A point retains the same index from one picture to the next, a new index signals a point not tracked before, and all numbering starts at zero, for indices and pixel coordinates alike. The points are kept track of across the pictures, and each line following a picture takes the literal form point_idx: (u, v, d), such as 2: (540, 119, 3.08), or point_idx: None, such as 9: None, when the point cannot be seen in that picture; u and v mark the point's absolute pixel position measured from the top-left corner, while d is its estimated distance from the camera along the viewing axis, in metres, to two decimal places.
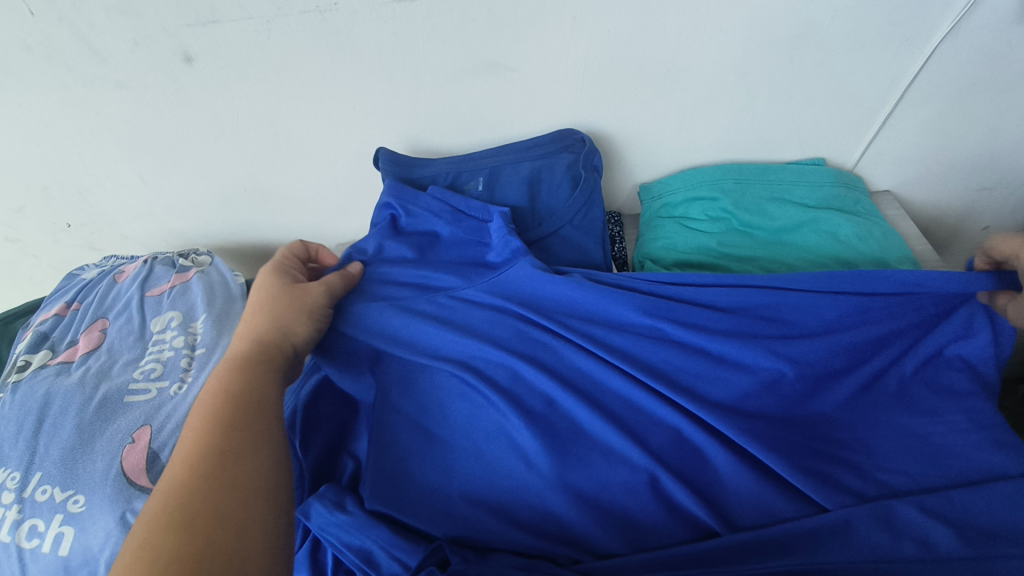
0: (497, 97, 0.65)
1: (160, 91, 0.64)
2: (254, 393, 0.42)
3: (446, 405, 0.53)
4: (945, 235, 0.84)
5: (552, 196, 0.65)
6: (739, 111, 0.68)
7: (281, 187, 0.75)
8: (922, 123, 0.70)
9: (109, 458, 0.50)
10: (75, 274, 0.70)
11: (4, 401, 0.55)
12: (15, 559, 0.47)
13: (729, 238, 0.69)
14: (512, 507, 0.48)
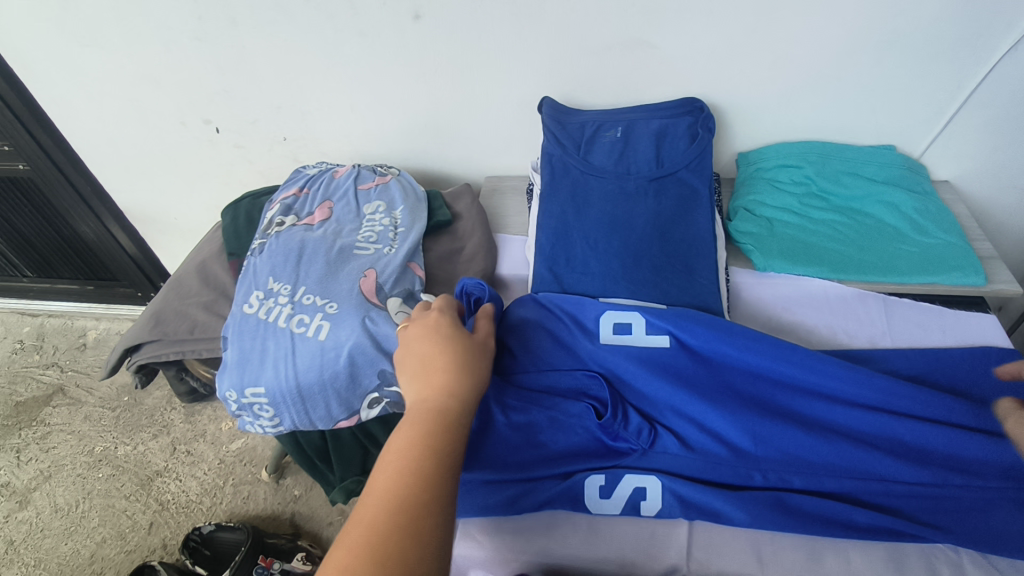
0: (639, 67, 0.84)
1: (387, 39, 0.85)
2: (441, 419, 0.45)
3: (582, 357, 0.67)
4: (994, 228, 0.98)
5: (674, 146, 0.82)
6: (831, 98, 0.85)
7: (453, 125, 0.95)
8: (984, 123, 0.85)
9: (351, 282, 0.72)
10: (299, 171, 0.92)
11: (271, 243, 0.77)
12: (288, 337, 0.68)
13: (809, 199, 0.86)
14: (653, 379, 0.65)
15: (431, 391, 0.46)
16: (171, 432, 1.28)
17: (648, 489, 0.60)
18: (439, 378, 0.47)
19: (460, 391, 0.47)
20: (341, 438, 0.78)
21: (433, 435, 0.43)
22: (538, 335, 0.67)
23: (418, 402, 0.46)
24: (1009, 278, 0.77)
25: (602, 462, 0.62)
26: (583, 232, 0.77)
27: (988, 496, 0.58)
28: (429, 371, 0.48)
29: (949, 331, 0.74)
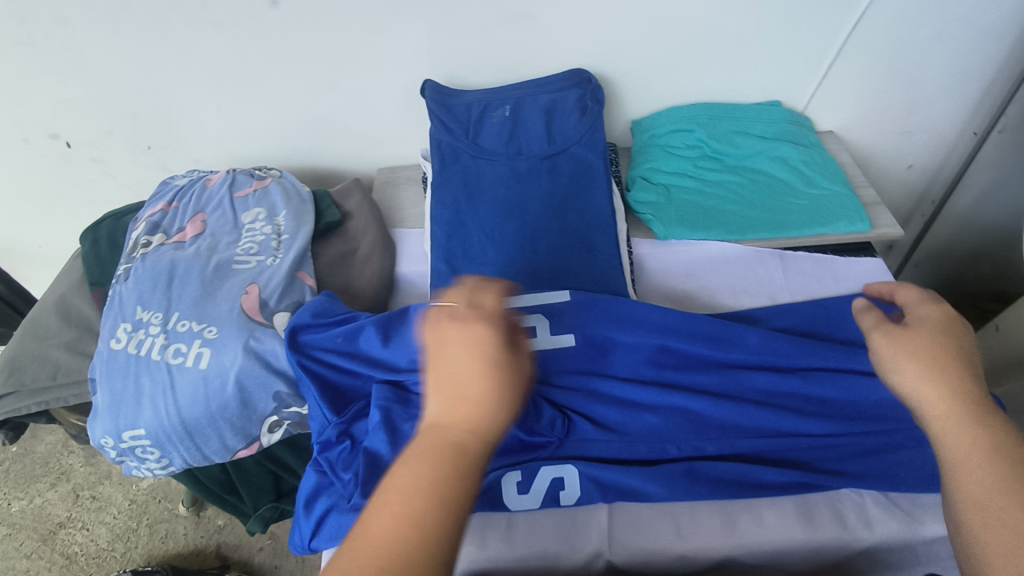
0: (521, 41, 0.81)
1: (246, 29, 0.77)
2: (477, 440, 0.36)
3: None
4: (878, 172, 1.02)
5: (565, 120, 0.80)
6: (714, 59, 0.85)
7: (335, 118, 0.89)
8: (858, 72, 0.87)
9: (231, 301, 0.66)
10: (167, 182, 0.83)
11: (136, 267, 0.69)
12: (165, 371, 0.62)
13: (703, 162, 0.86)
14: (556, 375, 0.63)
15: (489, 415, 0.37)
16: (72, 479, 1.17)
17: (566, 478, 0.59)
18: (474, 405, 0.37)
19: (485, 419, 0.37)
20: (247, 469, 0.72)
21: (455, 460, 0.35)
22: (433, 350, 0.64)
23: (448, 429, 0.36)
24: (892, 222, 0.80)
25: (520, 458, 0.59)
26: (478, 220, 0.73)
27: (890, 440, 0.60)
28: (471, 384, 0.37)
29: (841, 281, 0.76)
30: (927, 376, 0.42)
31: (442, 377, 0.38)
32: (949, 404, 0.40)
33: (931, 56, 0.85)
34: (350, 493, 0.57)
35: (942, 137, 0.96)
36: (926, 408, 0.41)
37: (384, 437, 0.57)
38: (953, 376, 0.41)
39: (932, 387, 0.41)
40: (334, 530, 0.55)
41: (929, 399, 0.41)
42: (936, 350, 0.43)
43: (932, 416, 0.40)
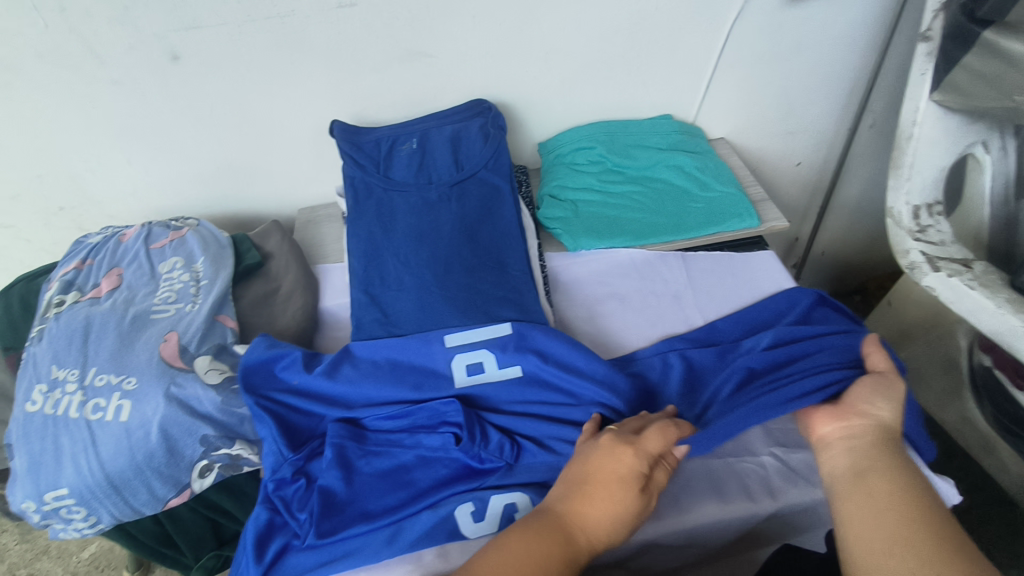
0: (421, 77, 0.86)
1: (149, 84, 0.79)
2: (562, 556, 0.45)
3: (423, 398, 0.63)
4: (770, 172, 1.10)
5: (470, 147, 0.84)
6: (604, 80, 0.92)
7: (248, 164, 0.91)
8: (736, 82, 0.95)
9: (150, 351, 0.66)
10: (80, 240, 0.83)
11: (50, 327, 0.69)
12: (84, 427, 0.62)
13: (606, 175, 0.92)
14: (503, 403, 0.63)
15: (590, 532, 0.47)
16: (5, 559, 1.12)
17: (518, 502, 0.56)
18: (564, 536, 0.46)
19: (608, 531, 0.47)
20: (181, 517, 0.72)
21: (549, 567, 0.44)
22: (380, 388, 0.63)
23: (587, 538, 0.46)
24: (778, 215, 0.88)
25: (468, 485, 0.58)
26: (393, 248, 0.76)
27: None
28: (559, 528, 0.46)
29: (738, 273, 0.83)
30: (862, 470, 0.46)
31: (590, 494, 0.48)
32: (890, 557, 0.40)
33: (797, 62, 0.94)
34: (305, 532, 0.56)
35: (820, 134, 1.05)
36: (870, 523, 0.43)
37: (337, 474, 0.58)
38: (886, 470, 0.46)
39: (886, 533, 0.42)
40: (292, 570, 0.55)
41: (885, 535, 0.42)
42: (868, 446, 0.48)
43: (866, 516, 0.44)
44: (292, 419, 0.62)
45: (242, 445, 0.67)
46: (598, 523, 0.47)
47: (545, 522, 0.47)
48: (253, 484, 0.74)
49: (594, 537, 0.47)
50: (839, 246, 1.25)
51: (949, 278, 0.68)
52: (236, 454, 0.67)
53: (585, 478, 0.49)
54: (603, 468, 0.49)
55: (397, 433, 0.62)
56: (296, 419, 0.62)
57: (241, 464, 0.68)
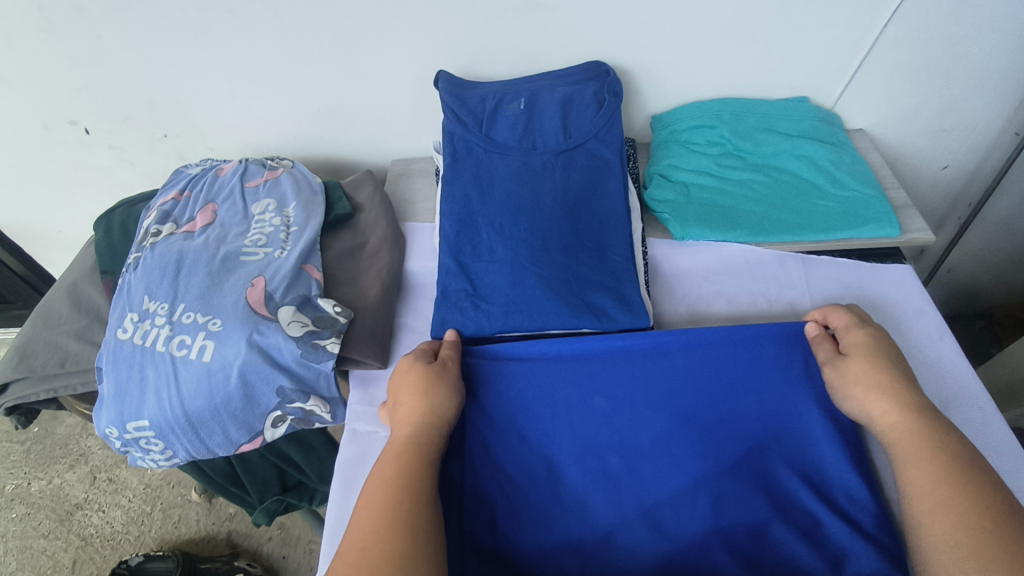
0: (540, 31, 0.79)
1: (258, 17, 0.76)
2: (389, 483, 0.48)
3: (639, 402, 0.58)
4: (910, 174, 0.98)
5: (581, 114, 0.77)
6: (738, 53, 0.82)
7: (348, 109, 0.89)
8: (893, 67, 0.83)
9: (237, 294, 0.65)
10: (181, 171, 0.83)
11: (145, 257, 0.69)
12: (169, 362, 0.62)
13: (724, 159, 0.83)
14: (728, 416, 0.57)
15: (406, 425, 0.54)
16: (89, 461, 1.20)
17: (764, 546, 0.50)
18: (413, 407, 0.55)
19: (428, 420, 0.54)
20: (250, 460, 0.72)
21: (406, 463, 0.50)
22: (591, 383, 0.60)
23: (398, 431, 0.55)
24: (923, 226, 0.76)
25: (704, 513, 0.52)
26: (488, 215, 0.72)
27: None
28: (403, 407, 0.56)
29: (864, 287, 0.72)
30: (880, 395, 0.52)
31: (395, 392, 0.59)
32: (890, 416, 0.51)
33: (974, 50, 0.79)
34: (511, 527, 0.53)
35: (981, 138, 0.91)
36: (891, 437, 0.50)
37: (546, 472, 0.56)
38: (911, 394, 0.51)
39: (906, 438, 0.49)
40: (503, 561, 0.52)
41: (879, 413, 0.52)
42: (887, 370, 0.53)
43: (884, 432, 0.51)
44: (505, 411, 0.59)
45: (316, 401, 0.65)
46: (409, 423, 0.54)
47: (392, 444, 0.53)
48: (322, 438, 0.72)
49: (425, 436, 0.53)
50: (968, 266, 1.13)
51: None
52: (310, 409, 0.65)
53: (393, 403, 0.57)
54: (394, 381, 0.59)
55: (612, 439, 0.57)
56: (507, 412, 0.59)
57: (313, 420, 0.66)
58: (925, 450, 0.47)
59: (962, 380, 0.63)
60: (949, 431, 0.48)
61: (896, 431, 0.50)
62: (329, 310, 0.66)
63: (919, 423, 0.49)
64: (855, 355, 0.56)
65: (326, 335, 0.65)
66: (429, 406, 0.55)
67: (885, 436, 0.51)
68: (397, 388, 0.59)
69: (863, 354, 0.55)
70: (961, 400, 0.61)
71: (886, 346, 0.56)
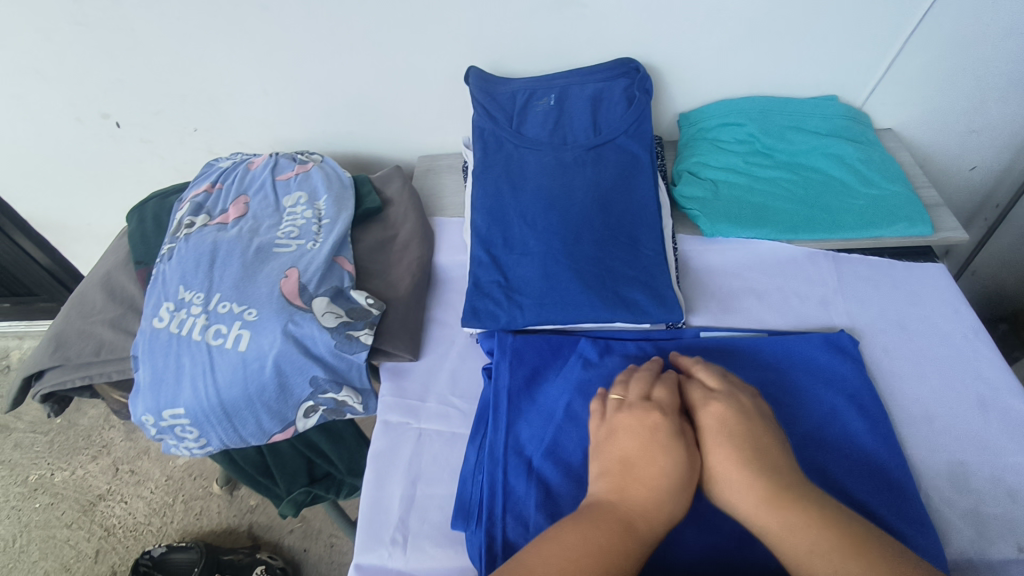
0: (571, 28, 0.79)
1: (292, 11, 0.77)
2: (592, 571, 0.39)
3: None
4: (938, 174, 0.97)
5: (611, 110, 0.78)
6: (769, 51, 0.82)
7: (377, 105, 0.89)
8: (925, 66, 0.82)
9: (271, 284, 0.65)
10: (212, 164, 0.84)
11: (180, 247, 0.70)
12: (205, 351, 0.62)
13: (753, 157, 0.83)
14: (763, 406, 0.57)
15: (640, 515, 0.43)
16: (112, 452, 1.20)
17: None
18: (643, 501, 0.43)
19: (659, 519, 0.43)
20: (280, 451, 0.72)
21: (600, 572, 0.39)
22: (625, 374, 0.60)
23: (584, 527, 0.42)
24: (956, 224, 0.75)
25: None
26: (519, 209, 0.72)
27: None
28: (636, 488, 0.44)
29: (897, 284, 0.72)
30: (741, 484, 0.44)
31: (623, 457, 0.47)
32: (759, 510, 0.43)
33: (1008, 50, 0.79)
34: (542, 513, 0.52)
35: (1011, 138, 0.90)
36: (774, 537, 0.42)
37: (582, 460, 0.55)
38: (775, 479, 0.44)
39: (802, 542, 0.41)
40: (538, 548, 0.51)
41: (745, 504, 0.44)
42: (743, 450, 0.46)
43: (760, 530, 0.43)
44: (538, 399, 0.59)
45: (349, 392, 0.65)
46: (653, 513, 0.43)
47: (574, 546, 0.41)
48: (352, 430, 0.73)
49: (632, 516, 0.43)
50: (994, 269, 1.12)
51: None
52: (342, 400, 0.65)
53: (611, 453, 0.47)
54: (625, 439, 0.47)
55: None
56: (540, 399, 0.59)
57: (344, 411, 0.67)
58: (828, 554, 0.40)
59: (999, 379, 0.62)
60: (810, 537, 0.41)
61: (778, 527, 0.42)
62: (362, 302, 0.67)
63: (812, 519, 0.42)
64: (703, 437, 0.48)
65: (359, 326, 0.65)
66: (672, 502, 0.44)
67: (762, 537, 0.43)
68: (628, 451, 0.47)
69: (715, 434, 0.47)
70: (999, 398, 0.61)
71: (732, 408, 0.48)
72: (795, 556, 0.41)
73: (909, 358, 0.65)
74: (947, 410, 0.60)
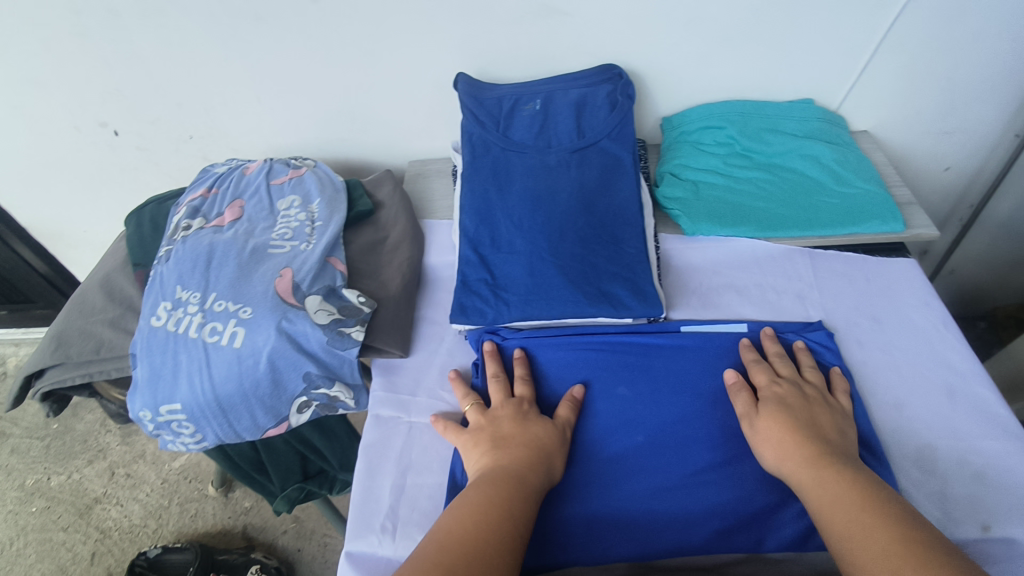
0: (555, 35, 0.82)
1: (285, 20, 0.79)
2: (490, 509, 0.47)
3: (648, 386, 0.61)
4: (914, 175, 1.00)
5: (595, 114, 0.80)
6: (746, 56, 0.85)
7: (368, 111, 0.92)
8: (896, 70, 0.85)
9: (266, 284, 0.67)
10: (207, 169, 0.86)
11: (177, 249, 0.72)
12: (201, 348, 0.64)
13: (733, 159, 0.86)
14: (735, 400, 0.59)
15: (513, 463, 0.52)
16: (108, 456, 1.22)
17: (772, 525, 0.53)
18: (523, 455, 0.53)
19: (537, 470, 0.52)
20: (275, 447, 0.74)
21: (508, 501, 0.48)
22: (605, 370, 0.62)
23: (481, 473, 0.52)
24: (927, 222, 0.78)
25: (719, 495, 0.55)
26: (506, 210, 0.74)
27: None
28: (510, 448, 0.54)
29: (871, 279, 0.75)
30: (791, 444, 0.52)
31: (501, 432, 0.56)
32: (802, 465, 0.50)
33: (974, 54, 0.82)
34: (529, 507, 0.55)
35: (982, 139, 0.93)
36: (808, 486, 0.49)
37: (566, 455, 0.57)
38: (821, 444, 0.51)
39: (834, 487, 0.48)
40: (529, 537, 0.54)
41: (790, 462, 0.51)
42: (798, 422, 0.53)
43: (798, 483, 0.50)
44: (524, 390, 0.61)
45: (341, 388, 0.68)
46: (526, 466, 0.52)
47: (484, 483, 0.50)
48: (344, 427, 0.75)
49: (516, 473, 0.51)
50: (972, 266, 1.15)
51: None
52: (334, 395, 0.67)
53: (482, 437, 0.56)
54: (505, 418, 0.57)
55: (626, 421, 0.59)
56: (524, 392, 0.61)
57: (336, 406, 0.68)
58: (851, 497, 0.47)
59: (965, 368, 0.65)
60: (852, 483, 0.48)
61: (812, 478, 0.49)
62: (354, 300, 0.69)
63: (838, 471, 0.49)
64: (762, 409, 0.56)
65: (351, 323, 0.67)
66: (544, 465, 0.53)
67: (799, 488, 0.50)
68: (505, 426, 0.56)
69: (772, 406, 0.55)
70: (966, 387, 0.63)
71: (793, 392, 0.57)
72: (822, 500, 0.48)
73: (881, 350, 0.67)
74: (918, 396, 0.63)
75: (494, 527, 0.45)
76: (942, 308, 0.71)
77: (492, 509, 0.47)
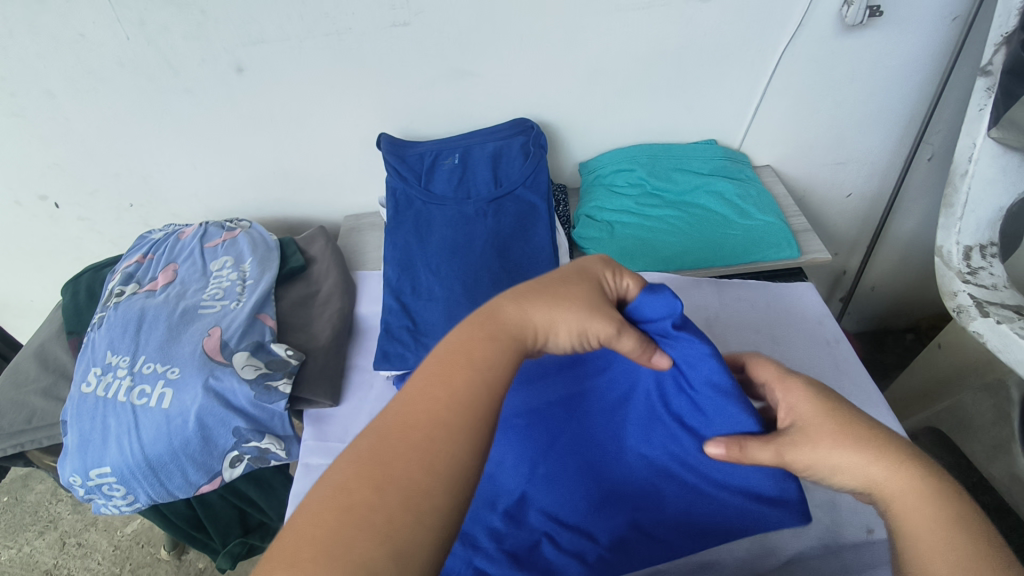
0: (468, 94, 0.88)
1: (213, 94, 0.84)
2: (466, 366, 0.39)
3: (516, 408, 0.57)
4: (820, 202, 1.08)
5: (510, 164, 0.86)
6: (649, 104, 0.92)
7: (300, 172, 0.97)
8: (786, 109, 0.93)
9: (194, 344, 0.70)
10: (144, 236, 0.90)
11: (109, 315, 0.74)
12: (129, 411, 0.66)
13: (644, 198, 0.92)
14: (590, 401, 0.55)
15: (545, 322, 0.43)
16: (59, 526, 1.20)
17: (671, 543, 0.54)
18: (558, 315, 0.43)
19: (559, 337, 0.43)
20: (211, 503, 0.76)
21: (447, 388, 0.37)
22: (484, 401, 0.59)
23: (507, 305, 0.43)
24: (821, 246, 0.85)
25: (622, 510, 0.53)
26: (427, 259, 0.79)
27: None
28: (555, 297, 0.44)
29: (773, 303, 0.80)
30: (864, 454, 0.39)
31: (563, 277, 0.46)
32: (882, 472, 0.39)
33: (853, 92, 0.90)
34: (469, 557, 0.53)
35: (875, 167, 1.01)
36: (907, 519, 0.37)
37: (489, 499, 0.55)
38: (875, 440, 0.40)
39: (919, 509, 0.37)
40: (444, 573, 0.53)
41: (860, 475, 0.39)
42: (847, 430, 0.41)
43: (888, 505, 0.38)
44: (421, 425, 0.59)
45: (271, 440, 0.70)
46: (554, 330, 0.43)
47: (503, 314, 0.43)
48: (279, 478, 0.76)
49: (535, 332, 0.43)
50: (888, 284, 1.22)
51: (998, 325, 0.61)
52: (265, 447, 0.70)
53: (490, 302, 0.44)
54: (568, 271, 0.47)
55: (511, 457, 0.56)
56: None
57: (268, 458, 0.71)
58: (922, 494, 0.37)
59: (857, 386, 0.70)
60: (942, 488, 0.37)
61: (898, 494, 0.38)
62: (282, 353, 0.72)
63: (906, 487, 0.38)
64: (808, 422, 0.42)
65: (278, 376, 0.70)
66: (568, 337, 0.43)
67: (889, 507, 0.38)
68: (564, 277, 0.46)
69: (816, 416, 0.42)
70: (856, 401, 0.67)
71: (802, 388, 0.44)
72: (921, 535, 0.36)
73: None
74: None
75: (436, 411, 0.36)
76: (835, 327, 0.76)
77: (448, 382, 0.38)
